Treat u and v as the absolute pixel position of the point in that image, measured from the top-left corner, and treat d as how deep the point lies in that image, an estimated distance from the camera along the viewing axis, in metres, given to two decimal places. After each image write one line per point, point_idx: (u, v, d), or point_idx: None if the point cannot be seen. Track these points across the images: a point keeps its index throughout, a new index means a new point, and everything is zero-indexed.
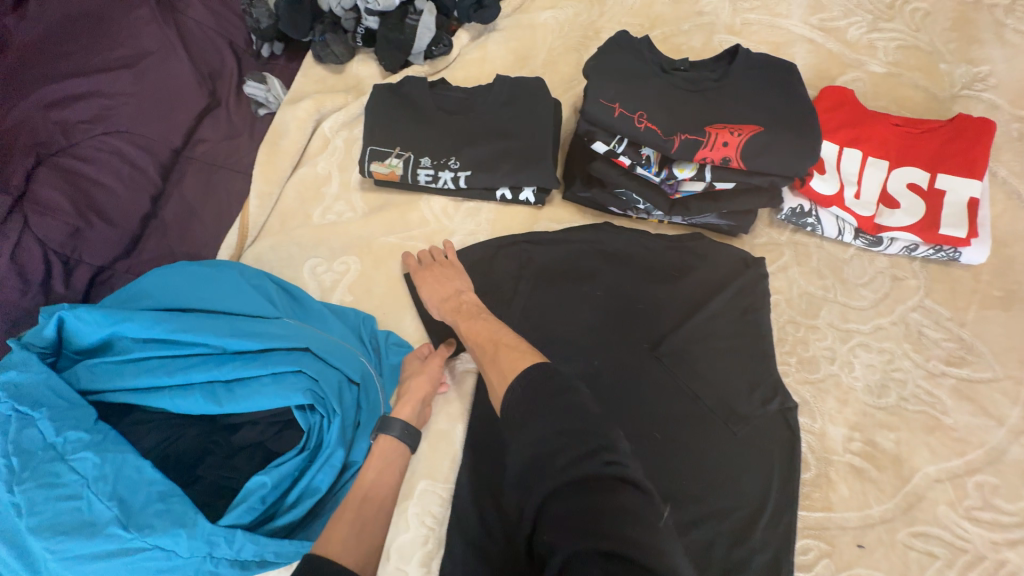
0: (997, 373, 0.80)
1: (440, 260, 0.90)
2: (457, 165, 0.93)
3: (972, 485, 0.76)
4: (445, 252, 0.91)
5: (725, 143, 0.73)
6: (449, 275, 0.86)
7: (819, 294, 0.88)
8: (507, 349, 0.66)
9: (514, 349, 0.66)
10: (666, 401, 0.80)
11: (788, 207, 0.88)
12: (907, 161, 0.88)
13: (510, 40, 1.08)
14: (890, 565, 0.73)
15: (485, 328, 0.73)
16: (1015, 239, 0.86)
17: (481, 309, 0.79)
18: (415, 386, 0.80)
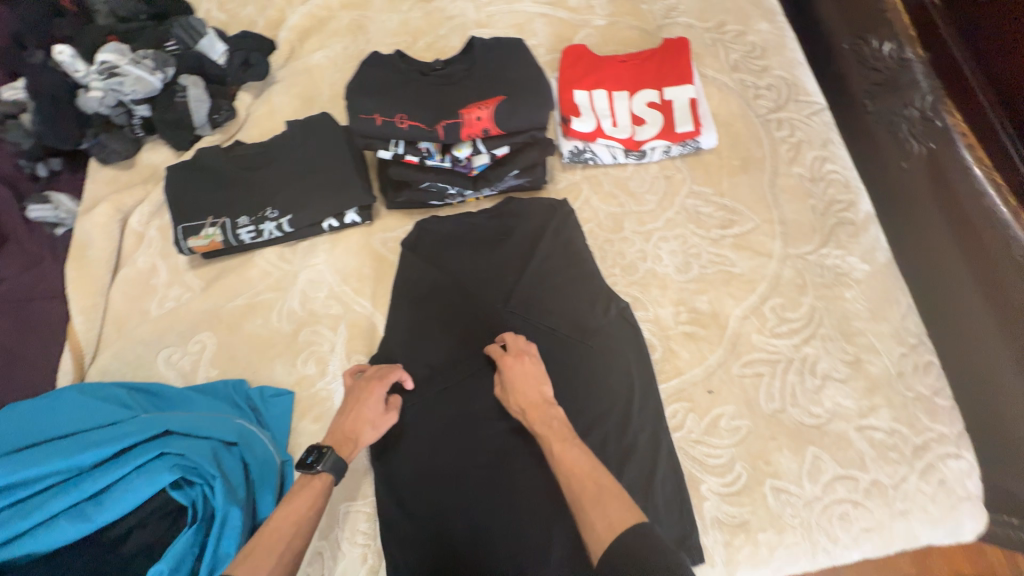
0: (757, 221, 1.02)
1: (528, 346, 0.86)
2: (275, 213, 0.97)
3: (768, 309, 0.95)
4: (531, 345, 0.87)
5: (480, 118, 0.87)
6: (538, 378, 0.82)
7: (618, 212, 1.05)
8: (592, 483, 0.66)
9: (609, 487, 0.66)
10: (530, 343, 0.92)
11: (567, 149, 1.06)
12: (640, 86, 1.08)
13: (292, 87, 1.14)
14: (735, 395, 0.90)
15: (579, 455, 0.71)
16: (735, 118, 1.10)
17: (566, 427, 0.76)
18: (364, 419, 0.81)
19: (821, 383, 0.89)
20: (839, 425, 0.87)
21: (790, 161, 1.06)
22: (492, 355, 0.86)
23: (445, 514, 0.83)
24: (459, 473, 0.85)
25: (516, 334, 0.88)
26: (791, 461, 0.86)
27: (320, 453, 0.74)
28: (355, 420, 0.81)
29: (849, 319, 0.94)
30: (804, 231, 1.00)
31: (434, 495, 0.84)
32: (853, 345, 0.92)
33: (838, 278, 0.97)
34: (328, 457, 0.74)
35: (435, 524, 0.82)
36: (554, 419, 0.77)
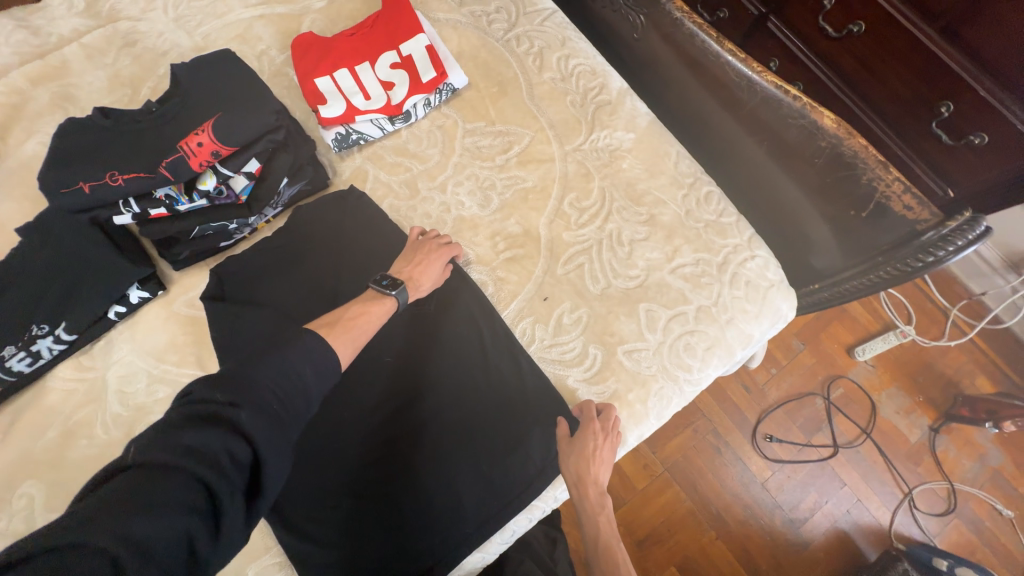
0: (530, 133, 1.07)
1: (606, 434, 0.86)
2: (43, 327, 0.88)
3: (567, 206, 1.02)
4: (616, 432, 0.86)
5: (201, 143, 0.84)
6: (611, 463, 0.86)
7: (408, 176, 1.06)
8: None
9: None
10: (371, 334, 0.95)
11: (332, 138, 1.04)
12: (375, 51, 1.07)
13: (11, 190, 1.00)
14: (567, 292, 0.97)
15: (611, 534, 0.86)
16: (479, 49, 1.13)
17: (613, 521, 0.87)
18: (429, 258, 0.92)
19: (629, 249, 0.99)
20: (656, 276, 0.98)
21: (540, 69, 1.12)
22: (580, 458, 0.83)
23: (356, 520, 0.84)
24: (355, 477, 0.87)
25: (603, 414, 0.88)
26: (630, 324, 0.95)
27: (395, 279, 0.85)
28: (428, 260, 0.92)
29: (634, 185, 1.04)
30: (572, 126, 1.08)
31: (335, 509, 0.85)
32: (643, 205, 1.02)
33: (613, 155, 1.06)
34: (401, 286, 0.85)
35: (347, 533, 0.84)
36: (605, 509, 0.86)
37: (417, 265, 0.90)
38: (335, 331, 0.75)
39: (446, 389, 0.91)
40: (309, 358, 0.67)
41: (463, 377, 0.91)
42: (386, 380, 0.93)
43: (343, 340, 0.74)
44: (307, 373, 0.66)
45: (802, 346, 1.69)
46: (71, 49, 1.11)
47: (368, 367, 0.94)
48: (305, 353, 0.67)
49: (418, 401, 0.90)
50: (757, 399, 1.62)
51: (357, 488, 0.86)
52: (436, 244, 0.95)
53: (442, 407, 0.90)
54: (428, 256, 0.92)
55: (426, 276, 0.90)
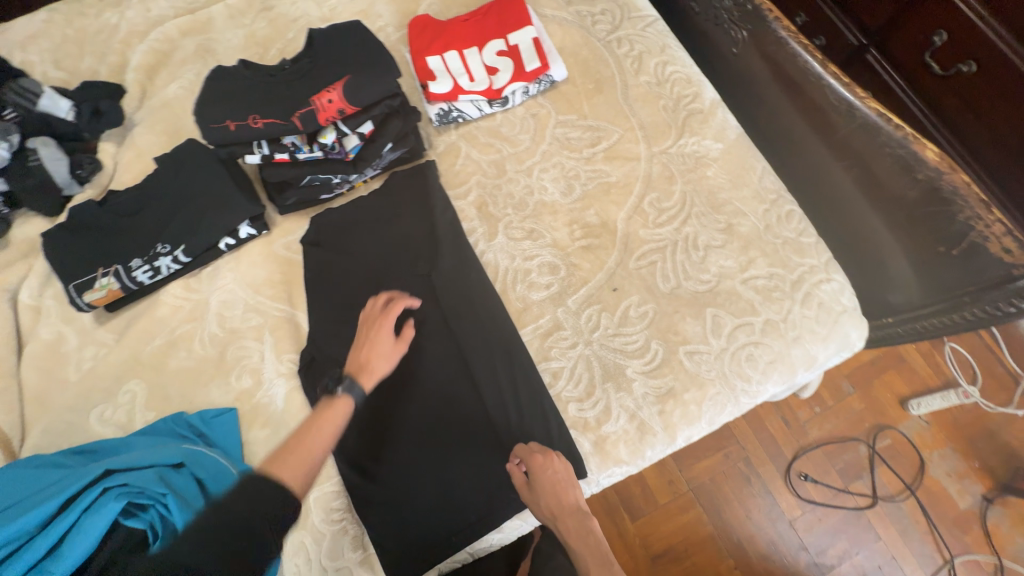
0: (620, 131, 1.11)
1: (552, 458, 0.84)
2: (166, 248, 0.98)
3: (648, 205, 1.05)
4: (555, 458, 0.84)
5: (331, 100, 0.92)
6: (566, 481, 0.84)
7: (498, 157, 1.12)
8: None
9: None
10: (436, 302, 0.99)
11: (434, 113, 1.11)
12: (486, 38, 1.14)
13: (153, 125, 1.13)
14: (637, 286, 1.00)
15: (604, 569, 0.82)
16: (580, 46, 1.18)
17: (601, 542, 0.85)
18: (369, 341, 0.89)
19: (705, 253, 1.01)
20: (727, 284, 0.99)
21: (636, 72, 1.16)
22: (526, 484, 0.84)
23: (408, 472, 0.90)
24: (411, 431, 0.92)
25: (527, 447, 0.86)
26: (695, 326, 0.97)
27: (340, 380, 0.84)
28: (372, 345, 0.89)
29: (715, 193, 1.05)
30: (662, 129, 1.11)
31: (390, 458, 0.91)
32: (723, 213, 1.04)
33: (699, 161, 1.08)
34: (348, 383, 0.83)
35: (400, 482, 0.89)
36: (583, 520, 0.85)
37: (365, 353, 0.89)
38: (280, 456, 0.75)
39: (508, 363, 0.95)
40: (252, 493, 0.68)
41: (520, 354, 0.96)
42: (451, 347, 0.97)
43: (291, 465, 0.74)
44: (251, 506, 0.67)
45: (852, 390, 1.63)
46: (218, 9, 1.24)
47: (441, 330, 0.98)
48: (244, 491, 0.68)
49: (477, 373, 0.94)
50: (800, 436, 1.58)
51: (417, 440, 0.91)
52: (380, 310, 0.92)
53: (504, 380, 0.94)
54: (377, 333, 0.90)
55: (376, 358, 0.88)
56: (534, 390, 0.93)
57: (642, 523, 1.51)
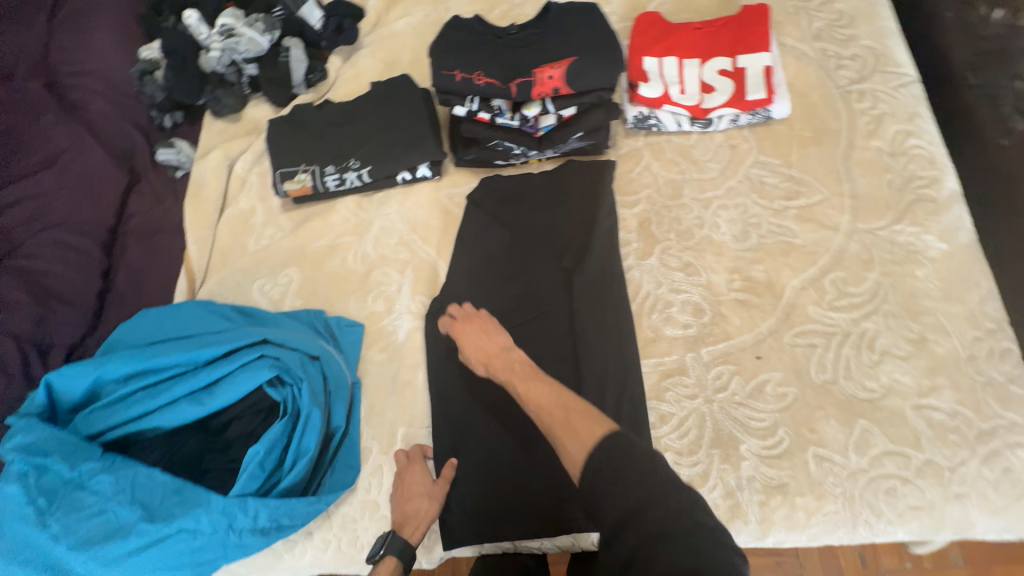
0: (825, 193, 0.99)
1: (480, 315, 0.92)
2: (357, 164, 1.08)
3: (828, 282, 0.94)
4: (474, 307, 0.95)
5: (551, 77, 0.93)
6: (487, 328, 0.90)
7: (678, 178, 1.06)
8: (577, 411, 0.70)
9: (576, 408, 0.70)
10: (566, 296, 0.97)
11: (631, 115, 1.07)
12: (713, 53, 1.06)
13: (377, 52, 1.24)
14: (784, 363, 0.91)
15: (551, 394, 0.75)
16: (812, 88, 1.06)
17: (528, 364, 0.83)
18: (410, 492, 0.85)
19: (879, 359, 0.88)
20: (894, 402, 0.86)
21: (868, 134, 1.01)
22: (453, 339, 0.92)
23: (489, 449, 0.88)
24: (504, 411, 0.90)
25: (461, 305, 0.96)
26: (837, 432, 0.86)
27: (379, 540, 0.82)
28: (407, 498, 0.85)
29: (916, 297, 0.91)
30: (877, 206, 0.97)
31: (476, 430, 0.90)
32: (918, 324, 0.89)
33: (910, 256, 0.93)
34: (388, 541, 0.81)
35: (480, 455, 0.88)
36: (515, 360, 0.84)
37: (403, 495, 0.85)
38: None
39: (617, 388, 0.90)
40: None
41: (632, 376, 0.91)
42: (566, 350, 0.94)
43: None
44: None
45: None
46: None
47: (563, 327, 0.96)
48: None
49: (584, 381, 0.91)
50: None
51: (505, 423, 0.89)
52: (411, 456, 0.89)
53: (609, 400, 0.89)
54: (411, 474, 0.87)
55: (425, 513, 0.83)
56: (635, 420, 0.88)
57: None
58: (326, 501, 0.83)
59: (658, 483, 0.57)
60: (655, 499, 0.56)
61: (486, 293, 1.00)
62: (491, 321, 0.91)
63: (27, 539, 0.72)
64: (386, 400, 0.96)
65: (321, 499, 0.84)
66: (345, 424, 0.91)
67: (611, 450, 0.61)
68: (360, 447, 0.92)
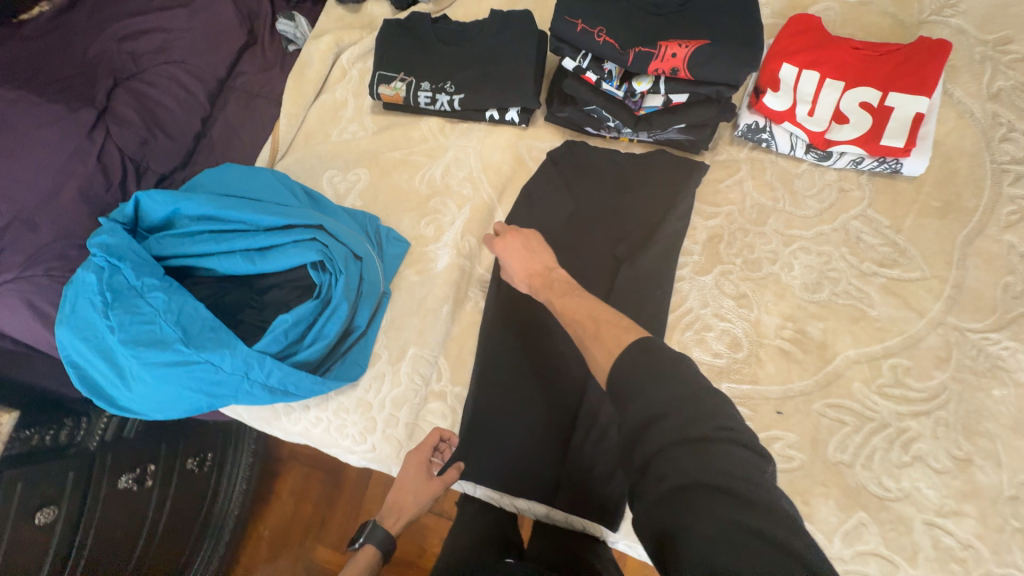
0: (926, 273, 0.89)
1: (523, 232, 0.94)
2: (451, 89, 1.07)
3: (887, 365, 0.86)
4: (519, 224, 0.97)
5: (674, 55, 0.84)
6: (528, 245, 0.92)
7: (768, 205, 0.98)
8: (608, 324, 0.72)
9: (606, 321, 0.73)
10: (603, 278, 0.97)
11: (744, 123, 0.99)
12: (862, 81, 0.94)
13: None
14: (803, 428, 0.85)
15: (575, 303, 0.80)
16: (961, 153, 0.93)
17: (563, 279, 0.86)
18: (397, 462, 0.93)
19: (909, 461, 0.81)
20: (906, 509, 0.80)
21: (1006, 224, 0.88)
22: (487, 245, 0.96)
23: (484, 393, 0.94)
24: (509, 365, 0.95)
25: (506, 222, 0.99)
26: (831, 514, 0.81)
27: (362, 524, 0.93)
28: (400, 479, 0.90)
29: (979, 416, 0.81)
30: (980, 306, 0.86)
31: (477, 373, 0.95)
32: (969, 443, 0.81)
33: (992, 371, 0.83)
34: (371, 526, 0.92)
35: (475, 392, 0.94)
36: (555, 280, 0.87)
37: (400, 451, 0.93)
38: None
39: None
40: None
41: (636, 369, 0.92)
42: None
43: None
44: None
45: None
46: None
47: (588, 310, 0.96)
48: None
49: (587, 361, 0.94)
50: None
51: (506, 377, 0.95)
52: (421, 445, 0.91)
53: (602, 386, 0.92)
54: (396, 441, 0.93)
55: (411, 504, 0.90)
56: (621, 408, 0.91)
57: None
58: (329, 386, 0.90)
59: (684, 385, 0.57)
60: (674, 395, 0.56)
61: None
62: (535, 240, 0.93)
63: (92, 322, 0.84)
64: (407, 318, 1.00)
65: (326, 383, 0.90)
66: (365, 326, 0.96)
67: (646, 356, 0.62)
68: (371, 351, 0.98)
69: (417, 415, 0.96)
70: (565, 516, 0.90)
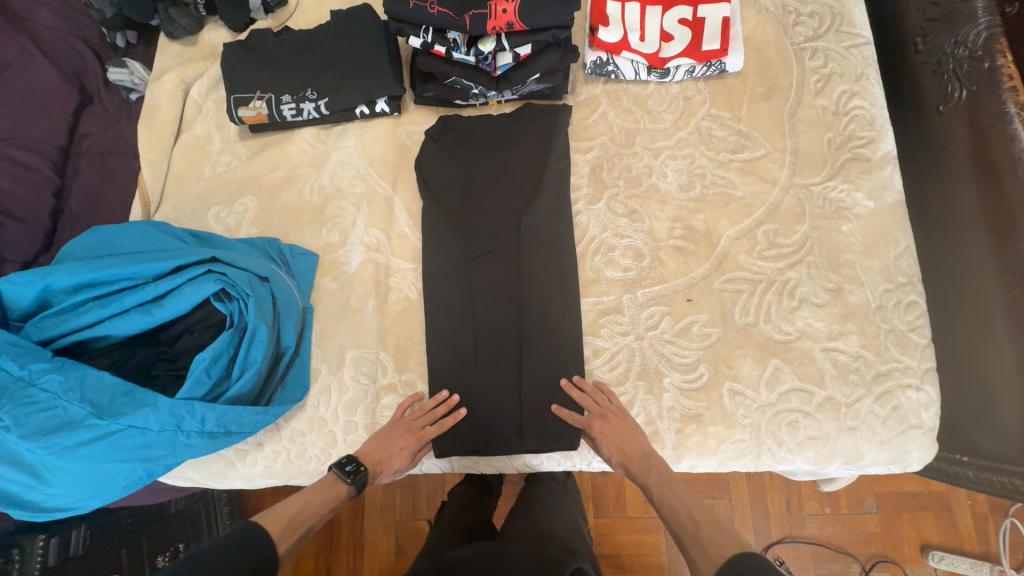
0: (769, 148, 1.03)
1: (615, 413, 0.91)
2: (314, 95, 1.07)
3: (761, 233, 0.99)
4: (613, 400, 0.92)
5: (505, 11, 0.92)
6: (629, 433, 0.89)
7: (632, 127, 1.08)
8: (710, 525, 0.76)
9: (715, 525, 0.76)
10: (513, 233, 1.02)
11: (591, 60, 1.08)
12: (675, 1, 1.05)
13: None
14: (711, 306, 0.97)
15: (673, 497, 0.82)
16: (768, 43, 1.08)
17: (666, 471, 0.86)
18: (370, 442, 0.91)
19: (797, 305, 0.95)
20: (806, 344, 0.93)
21: (816, 92, 1.04)
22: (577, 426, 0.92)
23: (437, 367, 0.98)
24: (450, 335, 0.99)
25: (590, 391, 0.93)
26: (752, 369, 0.93)
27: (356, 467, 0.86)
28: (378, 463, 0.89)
29: (839, 250, 0.97)
30: (815, 163, 1.01)
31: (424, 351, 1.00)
32: (837, 275, 0.96)
33: (838, 212, 0.98)
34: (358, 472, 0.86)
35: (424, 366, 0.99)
36: (654, 466, 0.86)
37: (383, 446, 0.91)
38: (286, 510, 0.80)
39: (556, 326, 0.98)
40: None
41: (568, 304, 0.98)
42: (512, 292, 1.00)
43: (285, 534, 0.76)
44: None
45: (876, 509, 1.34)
46: None
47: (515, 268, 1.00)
48: None
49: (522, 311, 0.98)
50: (797, 528, 1.33)
51: (451, 347, 0.98)
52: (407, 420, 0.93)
53: (539, 327, 0.98)
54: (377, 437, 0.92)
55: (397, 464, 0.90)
56: (562, 343, 0.97)
57: (604, 525, 1.33)
58: (274, 413, 0.88)
59: None
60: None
61: (445, 223, 1.01)
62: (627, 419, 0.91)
63: None
64: (337, 325, 1.00)
65: (269, 411, 0.89)
66: (294, 345, 0.95)
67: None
68: (309, 368, 0.97)
69: (374, 414, 0.96)
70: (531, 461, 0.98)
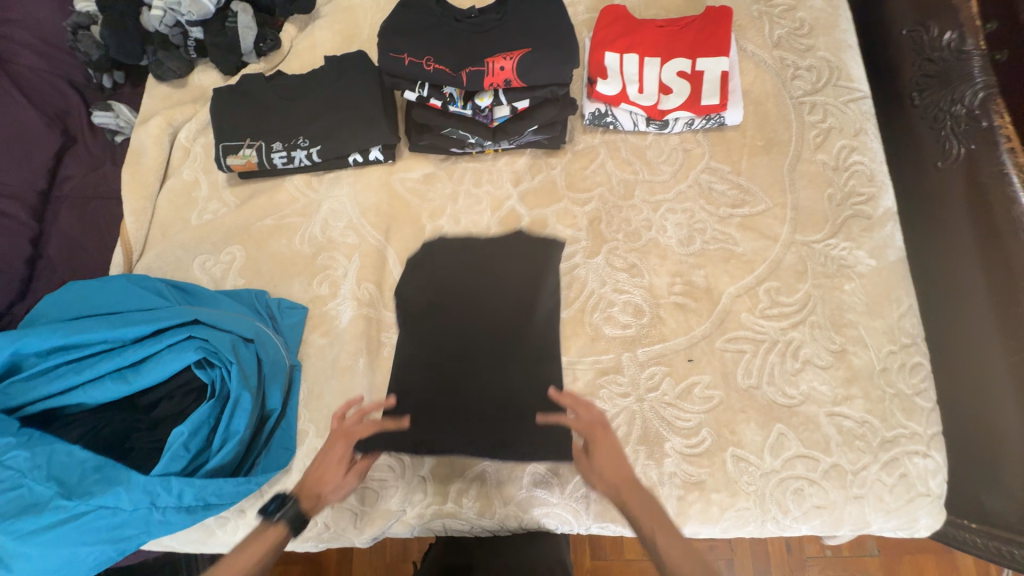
0: (769, 204, 1.02)
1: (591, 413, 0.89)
2: (306, 142, 1.04)
3: (763, 291, 0.97)
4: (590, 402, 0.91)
5: (503, 68, 0.91)
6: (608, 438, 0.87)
7: (631, 178, 1.06)
8: None
9: None
10: (501, 325, 0.97)
11: (589, 111, 1.07)
12: (674, 54, 1.05)
13: (334, 24, 1.18)
14: (713, 366, 0.94)
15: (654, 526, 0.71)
16: (767, 97, 1.08)
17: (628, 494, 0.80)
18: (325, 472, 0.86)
19: (801, 366, 0.93)
20: (810, 408, 0.91)
21: (816, 146, 1.04)
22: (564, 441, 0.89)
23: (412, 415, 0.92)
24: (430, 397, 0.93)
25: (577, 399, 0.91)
26: (755, 434, 0.90)
27: (281, 502, 0.81)
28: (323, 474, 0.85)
29: (842, 310, 0.95)
30: (816, 219, 1.00)
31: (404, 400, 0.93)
32: (840, 335, 0.94)
33: (840, 270, 0.97)
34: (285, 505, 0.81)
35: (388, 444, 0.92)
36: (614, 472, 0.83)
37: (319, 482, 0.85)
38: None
39: (528, 417, 0.91)
40: None
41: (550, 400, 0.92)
42: (488, 387, 0.93)
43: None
44: None
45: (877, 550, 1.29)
46: None
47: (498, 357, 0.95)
48: None
49: (503, 391, 0.93)
50: (798, 570, 1.26)
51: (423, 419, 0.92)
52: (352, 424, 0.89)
53: (518, 405, 0.92)
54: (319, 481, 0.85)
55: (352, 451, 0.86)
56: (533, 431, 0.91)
57: (601, 566, 1.26)
58: (256, 482, 0.83)
59: None
60: None
61: (428, 333, 0.97)
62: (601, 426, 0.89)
63: None
64: (325, 384, 0.95)
65: (251, 481, 0.83)
66: (280, 407, 0.90)
67: None
68: (296, 429, 0.92)
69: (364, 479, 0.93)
70: (518, 522, 0.91)
